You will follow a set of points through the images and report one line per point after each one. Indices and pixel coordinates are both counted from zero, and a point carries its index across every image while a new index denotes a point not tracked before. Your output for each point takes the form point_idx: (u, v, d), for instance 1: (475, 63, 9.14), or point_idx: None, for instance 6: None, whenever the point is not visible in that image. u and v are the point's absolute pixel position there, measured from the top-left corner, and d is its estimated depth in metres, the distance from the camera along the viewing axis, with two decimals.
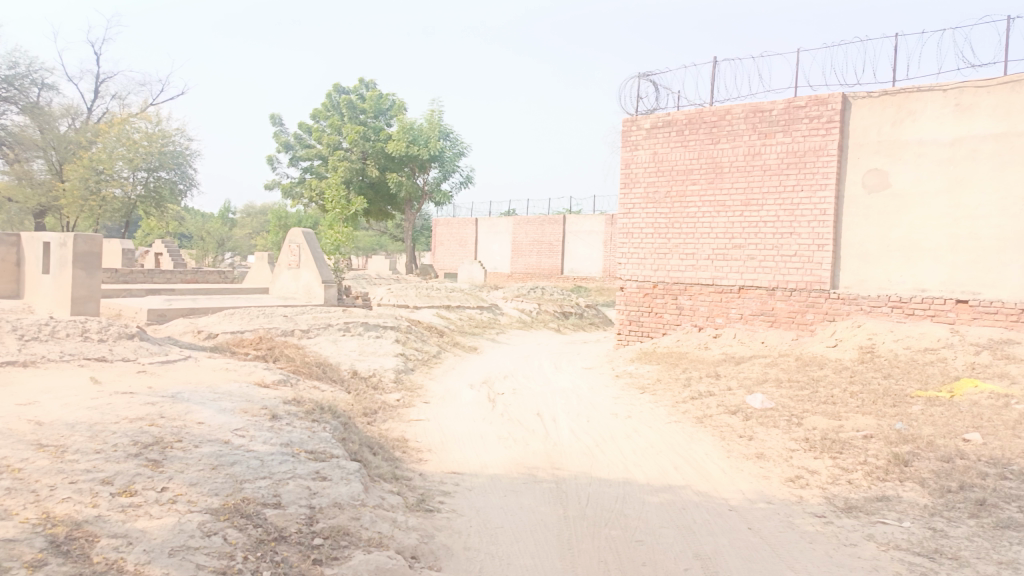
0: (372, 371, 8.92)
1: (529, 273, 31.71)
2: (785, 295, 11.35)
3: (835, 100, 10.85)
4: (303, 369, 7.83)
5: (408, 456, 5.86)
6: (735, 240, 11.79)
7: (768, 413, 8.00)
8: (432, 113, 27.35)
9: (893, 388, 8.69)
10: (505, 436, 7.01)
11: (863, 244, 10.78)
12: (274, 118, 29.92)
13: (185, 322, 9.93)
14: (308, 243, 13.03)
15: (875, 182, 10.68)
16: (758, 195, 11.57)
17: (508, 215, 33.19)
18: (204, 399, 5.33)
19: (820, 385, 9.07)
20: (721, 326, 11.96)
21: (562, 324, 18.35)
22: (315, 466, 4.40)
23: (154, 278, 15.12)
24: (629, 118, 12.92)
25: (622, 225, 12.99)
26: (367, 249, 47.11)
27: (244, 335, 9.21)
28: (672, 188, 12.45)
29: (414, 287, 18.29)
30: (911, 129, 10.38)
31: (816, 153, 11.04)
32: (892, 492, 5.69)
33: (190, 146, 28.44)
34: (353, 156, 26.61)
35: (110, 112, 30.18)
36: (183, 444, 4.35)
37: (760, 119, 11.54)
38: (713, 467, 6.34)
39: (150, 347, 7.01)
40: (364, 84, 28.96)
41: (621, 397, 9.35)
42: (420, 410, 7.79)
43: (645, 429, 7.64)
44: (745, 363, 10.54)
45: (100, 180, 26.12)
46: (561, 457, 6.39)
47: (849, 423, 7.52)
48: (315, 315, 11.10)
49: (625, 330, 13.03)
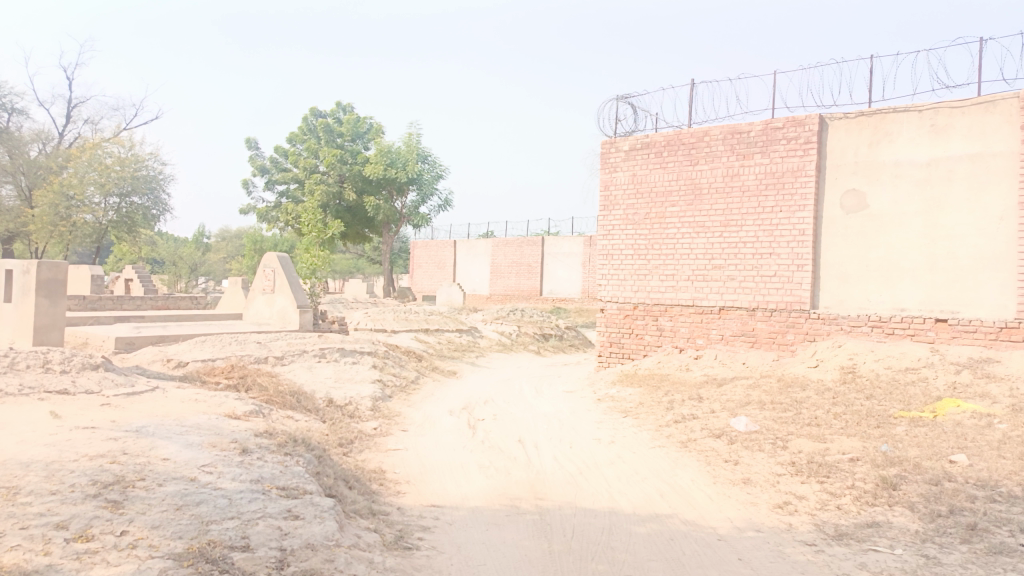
0: (348, 399, 8.68)
1: (507, 295, 31.56)
2: (765, 316, 11.30)
3: (812, 122, 10.91)
4: (277, 398, 7.58)
5: (386, 489, 5.64)
6: (715, 261, 11.76)
7: (753, 437, 7.88)
8: (410, 136, 27.26)
9: (876, 409, 8.63)
10: (487, 465, 6.81)
11: (842, 264, 10.79)
12: (250, 141, 29.67)
13: (155, 350, 9.63)
14: (283, 268, 12.79)
15: (853, 203, 10.72)
16: (737, 216, 11.56)
17: (487, 237, 33.10)
18: (171, 433, 5.09)
19: (804, 407, 8.98)
20: (702, 347, 11.88)
21: (542, 346, 18.18)
22: (287, 504, 4.18)
23: (124, 304, 14.76)
24: (608, 140, 12.91)
25: (602, 246, 12.92)
26: (344, 272, 46.74)
27: (216, 363, 8.94)
28: (651, 209, 12.42)
29: (392, 311, 18.06)
30: (887, 150, 10.45)
31: (793, 174, 11.07)
32: (882, 518, 5.57)
33: (163, 170, 28.08)
34: (330, 179, 26.42)
35: (83, 137, 29.77)
36: (145, 482, 4.11)
37: (738, 141, 11.56)
38: (700, 495, 6.19)
39: (116, 377, 6.73)
40: (341, 107, 28.81)
41: (604, 421, 9.19)
42: (398, 439, 7.57)
43: (629, 456, 7.48)
44: (727, 384, 10.45)
45: (70, 206, 25.69)
46: (544, 487, 6.20)
47: (835, 445, 7.42)
48: (291, 341, 10.85)
49: (606, 352, 12.91)
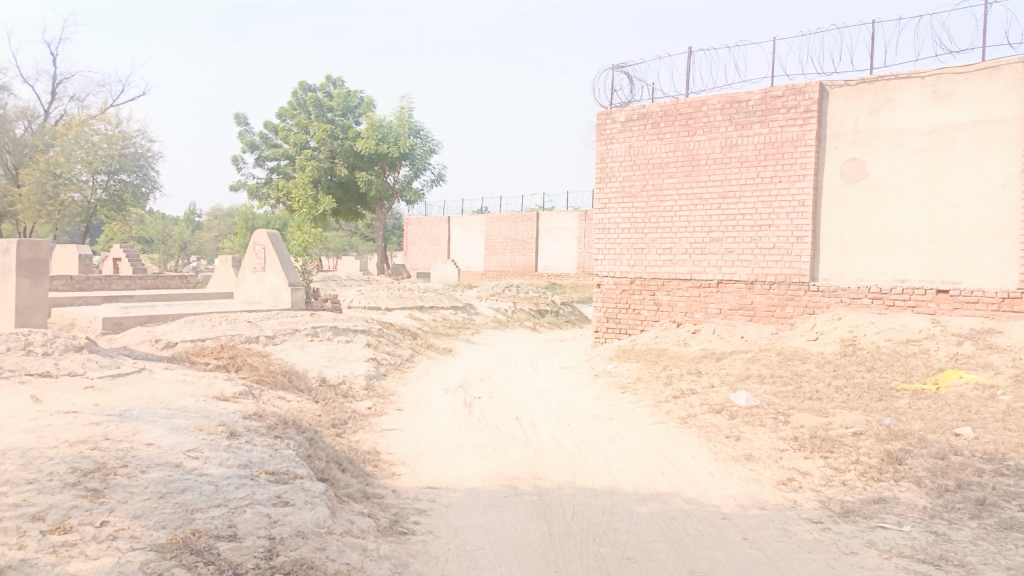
0: (342, 378, 8.51)
1: (502, 271, 31.35)
2: (764, 289, 11.14)
3: (812, 89, 10.67)
4: (268, 378, 7.41)
5: (381, 471, 5.49)
6: (712, 234, 11.57)
7: (754, 411, 7.75)
8: (402, 110, 26.81)
9: (878, 382, 8.50)
10: (483, 444, 6.67)
11: (842, 235, 10.61)
12: (239, 117, 29.18)
13: (143, 330, 9.43)
14: (274, 245, 12.55)
15: (854, 172, 10.51)
16: (736, 187, 11.34)
17: (481, 213, 32.81)
18: (156, 417, 4.90)
19: (804, 380, 8.85)
20: (699, 321, 11.73)
21: (538, 322, 18.03)
22: (277, 490, 4.02)
23: (113, 284, 14.52)
24: (603, 111, 12.65)
25: (598, 220, 12.71)
26: (338, 250, 46.45)
27: (205, 343, 8.75)
28: (648, 182, 12.19)
29: (386, 288, 17.88)
30: (888, 117, 10.23)
31: (793, 143, 10.84)
32: (889, 494, 5.44)
33: (152, 147, 27.61)
34: (321, 155, 26.04)
35: (69, 115, 29.28)
36: (127, 469, 3.93)
37: (736, 110, 11.32)
38: (701, 472, 6.06)
39: (101, 359, 6.54)
40: (331, 81, 28.31)
41: (602, 398, 9.05)
42: (393, 419, 7.41)
43: (629, 432, 7.35)
44: (726, 359, 10.31)
45: (57, 185, 25.30)
46: (542, 465, 6.07)
47: (837, 419, 7.30)
48: (282, 320, 10.65)
49: (603, 328, 12.75)
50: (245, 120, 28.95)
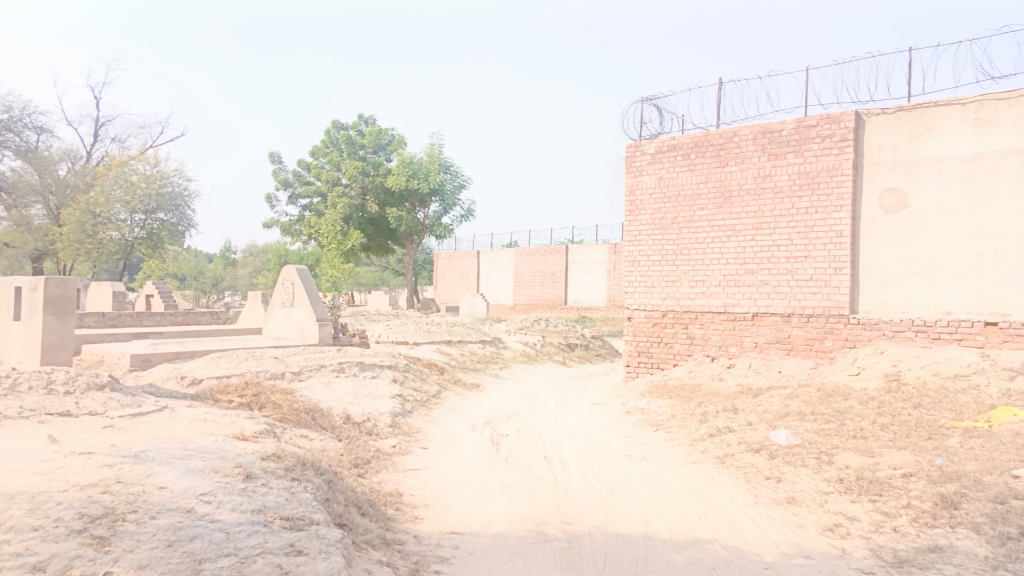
0: (367, 416, 8.33)
1: (532, 305, 31.14)
2: (801, 322, 10.77)
3: (848, 118, 10.41)
4: (291, 416, 7.25)
5: (402, 515, 5.27)
6: (747, 266, 11.27)
7: (795, 451, 7.38)
8: (432, 147, 27.00)
9: (926, 419, 8.07)
10: (511, 486, 6.41)
11: (882, 266, 10.24)
12: (273, 155, 29.70)
13: (170, 367, 9.38)
14: (302, 281, 12.52)
15: (893, 201, 10.18)
16: (770, 218, 11.06)
17: (510, 247, 32.74)
18: (172, 458, 4.75)
19: (847, 418, 8.45)
20: (735, 355, 11.38)
21: (568, 357, 17.71)
22: (291, 538, 3.82)
23: (143, 321, 14.60)
24: (632, 143, 12.50)
25: (628, 253, 12.49)
26: (369, 285, 46.74)
27: (230, 380, 8.65)
28: (679, 214, 11.96)
29: (414, 322, 17.79)
30: (928, 145, 9.92)
31: (829, 172, 10.56)
32: (944, 541, 5.06)
33: (188, 186, 28.08)
34: (353, 191, 26.28)
35: (110, 156, 30.06)
36: (136, 515, 3.77)
37: (769, 140, 11.09)
38: (741, 517, 5.72)
39: (123, 397, 6.45)
40: (363, 120, 28.72)
41: (635, 436, 8.74)
42: (418, 458, 7.20)
43: (663, 473, 7.04)
44: (764, 395, 9.93)
45: (96, 224, 25.87)
46: (572, 509, 5.79)
47: (884, 460, 6.90)
48: (308, 356, 10.54)
49: (634, 362, 12.43)
50: (278, 158, 29.43)
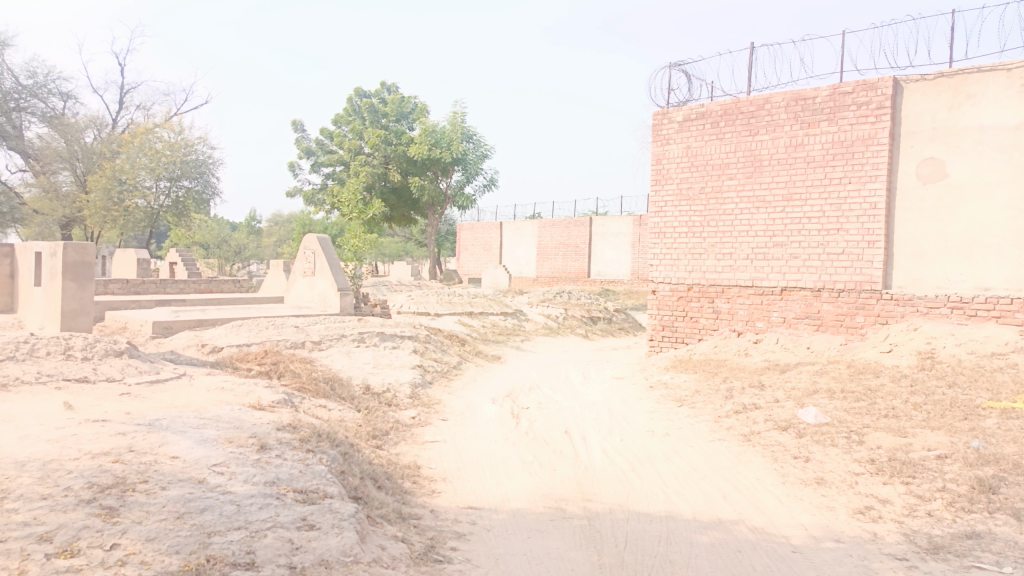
0: (386, 386, 8.24)
1: (555, 277, 30.93)
2: (832, 297, 10.47)
3: (885, 84, 9.99)
4: (309, 386, 7.18)
5: (419, 488, 5.16)
6: (776, 238, 10.95)
7: (824, 430, 7.16)
8: (455, 115, 26.67)
9: (960, 398, 7.80)
10: (530, 460, 6.29)
11: (918, 240, 9.88)
12: (295, 123, 29.55)
13: (191, 334, 9.36)
14: (323, 250, 12.42)
15: (931, 172, 9.78)
16: (802, 189, 10.71)
17: (534, 218, 32.45)
18: (186, 427, 4.67)
19: (878, 396, 8.20)
20: (762, 330, 11.12)
21: (590, 330, 17.52)
22: (303, 512, 3.71)
23: (167, 288, 14.65)
24: (660, 111, 12.16)
25: (654, 224, 12.21)
26: (392, 255, 46.80)
27: (250, 348, 8.60)
28: (707, 184, 11.64)
29: (436, 293, 17.70)
30: (969, 114, 9.49)
31: (864, 142, 10.17)
32: (982, 527, 4.85)
33: (212, 154, 28.10)
34: (376, 160, 26.11)
35: (135, 124, 30.15)
36: (147, 486, 3.68)
37: (802, 108, 10.70)
38: (768, 497, 5.55)
39: (141, 364, 6.40)
40: (386, 87, 28.44)
41: (658, 411, 8.57)
42: (436, 430, 7.10)
43: (686, 449, 6.87)
44: (791, 371, 9.70)
45: (122, 191, 26.02)
46: (592, 485, 5.66)
47: (917, 441, 6.66)
48: (329, 325, 10.48)
49: (658, 336, 12.22)
50: (302, 127, 29.30)
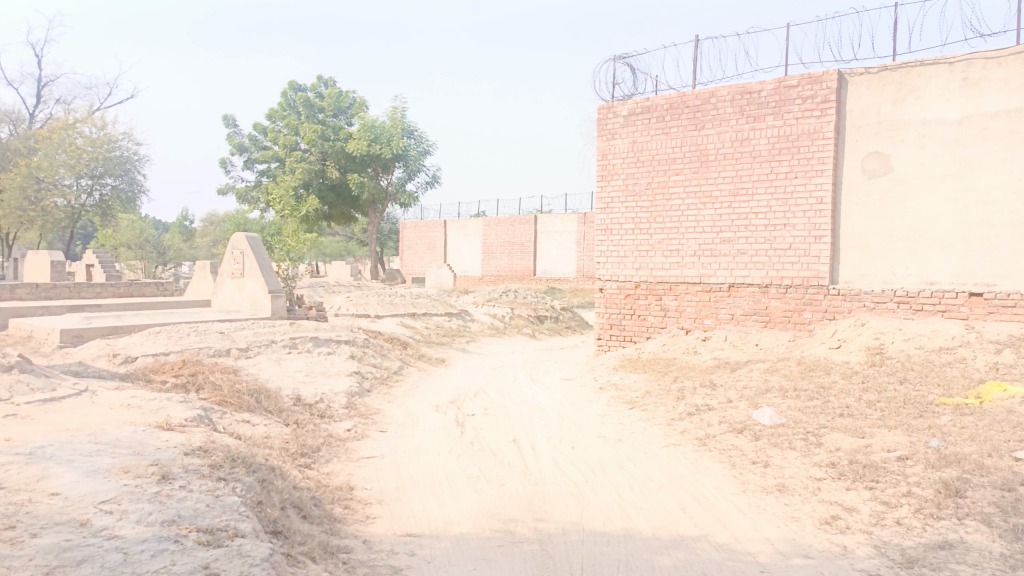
0: (319, 396, 7.62)
1: (500, 276, 30.51)
2: (779, 293, 10.28)
3: (830, 78, 9.84)
4: (231, 399, 6.53)
5: (352, 514, 4.62)
6: (723, 234, 10.72)
7: (780, 432, 6.88)
8: (395, 110, 25.84)
9: (913, 395, 7.65)
10: (476, 474, 5.81)
11: (865, 234, 9.76)
12: (227, 118, 28.31)
13: (102, 344, 8.55)
14: (252, 250, 11.66)
15: (876, 166, 9.67)
16: (748, 184, 10.50)
17: (478, 216, 31.94)
18: (75, 456, 4.02)
19: (831, 394, 7.99)
20: (710, 328, 10.89)
21: (537, 329, 17.11)
22: (206, 558, 3.14)
23: (83, 292, 13.63)
24: (604, 105, 11.82)
25: (600, 220, 11.86)
26: (333, 255, 45.71)
27: (167, 358, 7.87)
28: (654, 179, 11.34)
29: (376, 293, 17.05)
30: (914, 107, 9.40)
31: (810, 136, 10.00)
32: (954, 536, 4.58)
33: (138, 150, 26.69)
34: (312, 157, 25.20)
35: (54, 118, 28.42)
36: (12, 533, 3.04)
37: (748, 102, 10.49)
38: (729, 509, 5.20)
39: (34, 380, 5.66)
40: (323, 82, 27.53)
41: (608, 414, 8.18)
42: (373, 444, 6.55)
43: (640, 457, 6.50)
44: (741, 369, 9.46)
45: (39, 190, 24.44)
46: (545, 502, 5.22)
47: (876, 442, 6.43)
48: (258, 330, 9.77)
49: (606, 335, 11.89)
50: (234, 122, 28.10)
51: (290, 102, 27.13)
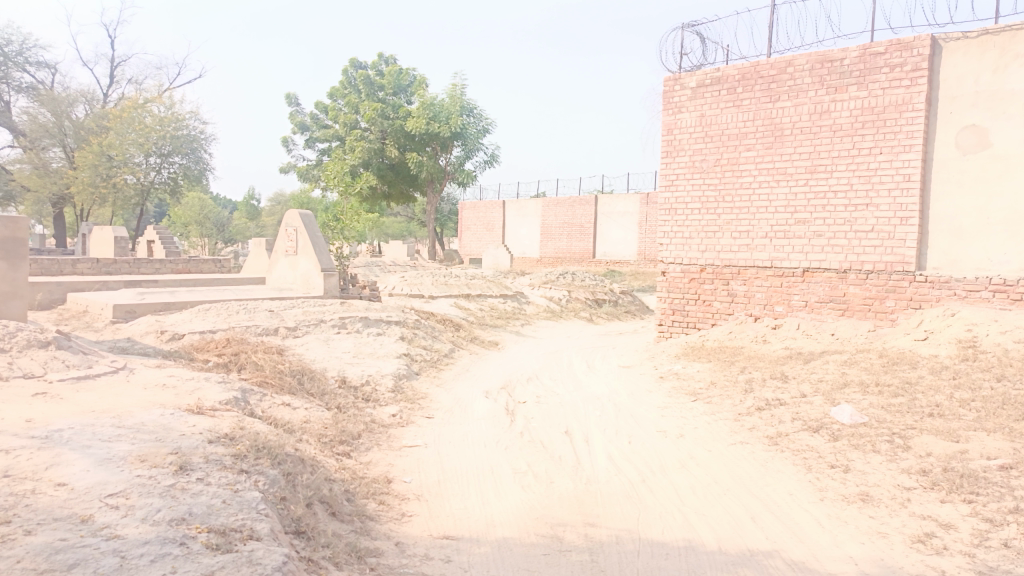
0: (365, 378, 7.33)
1: (559, 258, 29.97)
2: (859, 279, 9.49)
3: (922, 44, 8.96)
4: (273, 380, 6.28)
5: (387, 512, 4.27)
6: (798, 215, 9.97)
7: (861, 432, 6.23)
8: (455, 87, 25.48)
9: (1013, 394, 6.84)
10: (524, 469, 5.40)
11: (957, 216, 8.88)
12: (290, 97, 28.47)
13: (152, 319, 8.46)
14: (306, 227, 11.48)
15: (972, 141, 8.75)
16: (827, 160, 9.71)
17: (537, 197, 31.41)
18: (93, 441, 3.76)
19: (918, 391, 7.26)
20: (781, 315, 10.18)
21: (595, 312, 16.57)
22: (211, 566, 2.79)
23: (143, 268, 13.76)
24: (671, 76, 11.14)
25: (664, 199, 11.23)
26: (394, 235, 46.00)
27: (214, 335, 7.69)
28: (723, 155, 10.64)
29: (432, 274, 16.78)
30: (1018, 76, 8.46)
31: (898, 108, 9.14)
32: None
33: (205, 129, 27.05)
34: (372, 136, 25.07)
35: (126, 97, 29.12)
36: (6, 529, 2.75)
37: (829, 71, 9.67)
38: (805, 520, 4.65)
39: (70, 356, 5.49)
40: (383, 59, 27.35)
41: (669, 406, 7.64)
42: (418, 431, 6.21)
43: (704, 455, 5.97)
44: (815, 360, 8.76)
45: (111, 167, 25.03)
46: (597, 505, 4.77)
47: (973, 447, 5.71)
48: (307, 309, 9.57)
49: (668, 321, 11.28)
50: (296, 100, 28.22)
51: (350, 80, 27.10)
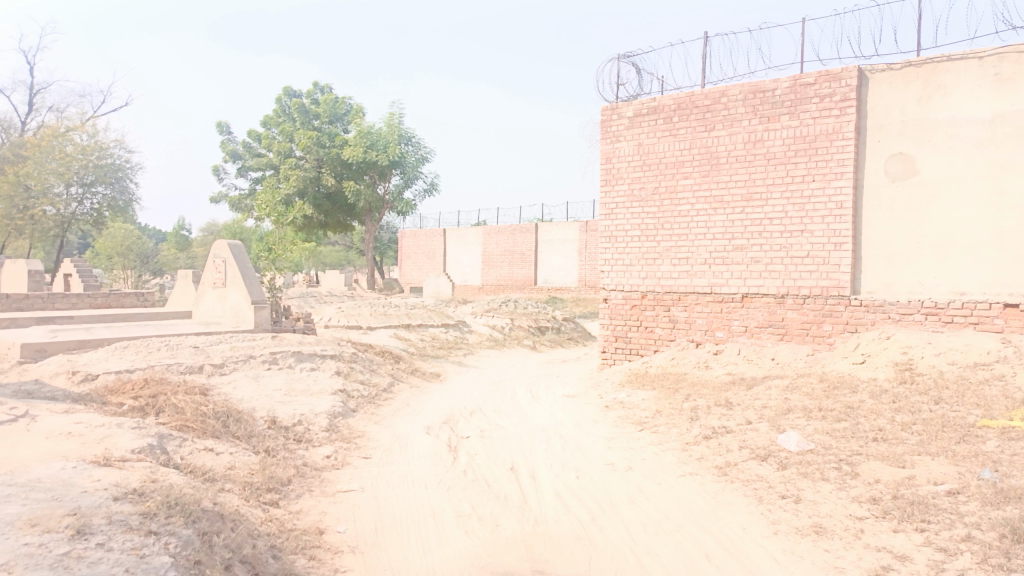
0: (297, 418, 6.90)
1: (500, 285, 29.82)
2: (797, 304, 9.56)
3: (850, 75, 9.17)
4: (194, 424, 5.82)
5: (317, 569, 3.90)
6: (735, 241, 10.03)
7: (809, 460, 6.14)
8: (392, 116, 25.22)
9: (952, 416, 6.88)
10: (468, 512, 5.09)
11: (888, 241, 9.05)
12: (221, 125, 27.72)
13: (63, 359, 7.85)
14: (234, 258, 10.98)
15: (900, 169, 8.97)
16: (762, 188, 9.81)
17: (477, 225, 31.28)
18: None
19: (860, 416, 7.25)
20: (722, 341, 10.17)
21: (538, 340, 16.38)
22: None
23: (59, 303, 12.95)
24: (608, 106, 11.15)
25: (604, 227, 11.17)
26: (332, 265, 45.18)
27: (131, 376, 7.16)
28: (661, 183, 10.66)
29: (369, 304, 16.33)
30: (941, 106, 8.72)
31: (829, 136, 9.32)
32: None
33: (131, 158, 26.04)
34: (307, 164, 24.54)
35: (46, 125, 27.79)
36: None
37: (761, 101, 9.81)
38: (761, 556, 4.48)
39: None
40: (319, 88, 26.93)
41: (616, 437, 7.45)
42: (353, 473, 5.83)
43: (654, 489, 5.77)
44: (758, 386, 8.73)
45: (28, 198, 23.77)
46: (546, 549, 4.49)
47: (919, 472, 5.67)
48: (235, 344, 9.06)
49: (610, 348, 11.16)
50: (228, 128, 27.50)
51: (284, 108, 26.55)
